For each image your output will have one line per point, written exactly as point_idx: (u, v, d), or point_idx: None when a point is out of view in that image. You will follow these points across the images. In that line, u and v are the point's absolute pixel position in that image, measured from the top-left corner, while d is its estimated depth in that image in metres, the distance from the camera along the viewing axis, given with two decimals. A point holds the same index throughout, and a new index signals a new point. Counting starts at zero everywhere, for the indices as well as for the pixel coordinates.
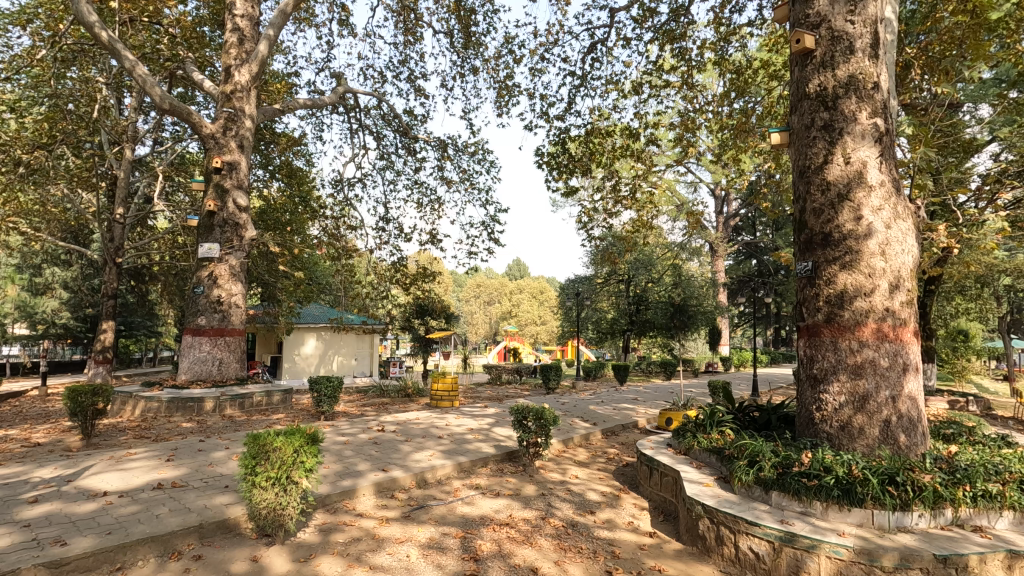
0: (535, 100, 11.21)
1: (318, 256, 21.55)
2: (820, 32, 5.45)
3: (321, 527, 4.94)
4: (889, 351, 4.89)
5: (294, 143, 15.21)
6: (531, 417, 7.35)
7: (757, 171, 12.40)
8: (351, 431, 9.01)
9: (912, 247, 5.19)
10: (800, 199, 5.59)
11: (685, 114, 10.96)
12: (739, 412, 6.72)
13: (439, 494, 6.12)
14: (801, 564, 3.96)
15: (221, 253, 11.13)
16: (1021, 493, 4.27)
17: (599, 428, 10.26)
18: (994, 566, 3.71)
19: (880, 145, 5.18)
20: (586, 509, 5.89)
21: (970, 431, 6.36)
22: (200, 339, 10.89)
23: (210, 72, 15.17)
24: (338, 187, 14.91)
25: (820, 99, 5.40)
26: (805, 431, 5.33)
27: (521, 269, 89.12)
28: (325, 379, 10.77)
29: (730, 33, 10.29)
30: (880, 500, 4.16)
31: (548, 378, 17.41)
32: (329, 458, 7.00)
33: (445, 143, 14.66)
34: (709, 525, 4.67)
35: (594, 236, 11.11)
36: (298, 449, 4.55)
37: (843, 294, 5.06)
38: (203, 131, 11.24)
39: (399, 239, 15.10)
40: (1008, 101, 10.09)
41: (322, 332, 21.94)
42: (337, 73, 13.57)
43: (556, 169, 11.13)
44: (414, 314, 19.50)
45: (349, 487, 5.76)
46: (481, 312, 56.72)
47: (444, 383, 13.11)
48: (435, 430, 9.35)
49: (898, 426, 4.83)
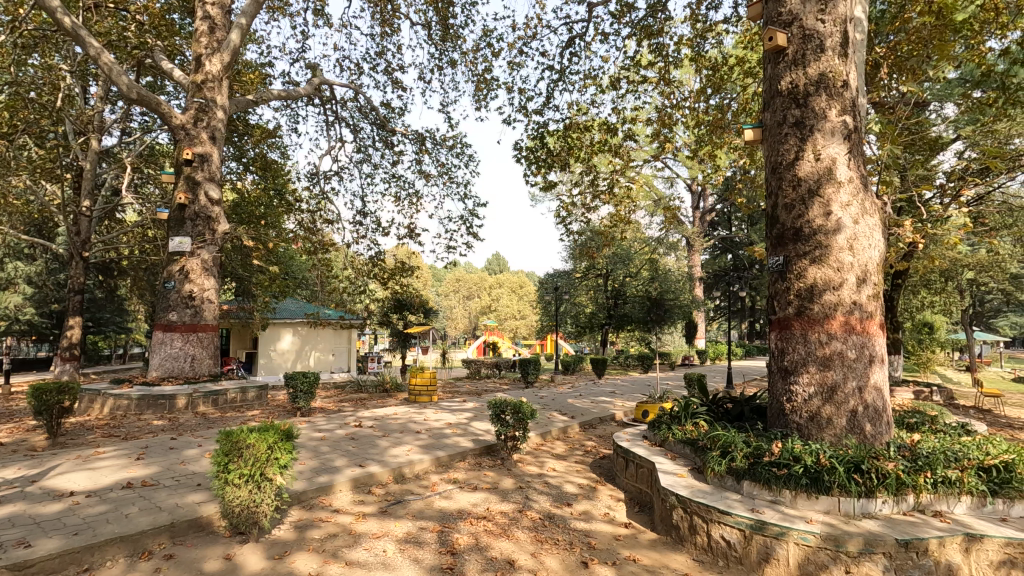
0: (513, 93, 11.26)
1: (294, 250, 21.25)
2: (792, 30, 5.55)
3: (296, 524, 4.89)
4: (856, 343, 5.03)
5: (269, 135, 14.93)
6: (509, 411, 7.39)
7: (733, 166, 12.56)
8: (329, 427, 8.93)
9: (879, 242, 5.34)
10: (772, 195, 5.68)
11: (662, 109, 11.07)
12: (713, 404, 6.83)
13: (417, 489, 6.11)
14: (770, 551, 4.06)
15: (193, 247, 10.89)
16: (978, 478, 4.45)
17: (577, 422, 10.36)
18: (952, 549, 3.86)
19: (849, 142, 5.30)
20: (563, 501, 5.94)
21: (932, 420, 6.59)
22: (172, 335, 10.65)
23: (180, 61, 14.73)
24: (315, 180, 14.63)
25: (792, 96, 5.49)
26: (776, 422, 5.46)
27: (500, 263, 88.84)
28: (301, 374, 10.63)
29: (706, 30, 10.42)
30: (846, 487, 4.29)
31: (526, 372, 17.46)
32: (305, 455, 6.92)
33: (423, 136, 14.45)
34: (683, 515, 4.76)
35: (573, 231, 11.15)
36: (272, 446, 4.49)
37: (813, 288, 5.18)
38: (173, 122, 10.95)
39: (376, 233, 14.82)
40: (972, 101, 10.35)
41: (298, 328, 21.64)
42: (313, 64, 13.31)
43: (535, 163, 11.13)
44: (392, 309, 19.41)
45: (326, 483, 5.72)
46: (460, 306, 56.48)
47: (422, 378, 13.08)
48: (413, 425, 9.33)
49: (864, 416, 4.98)
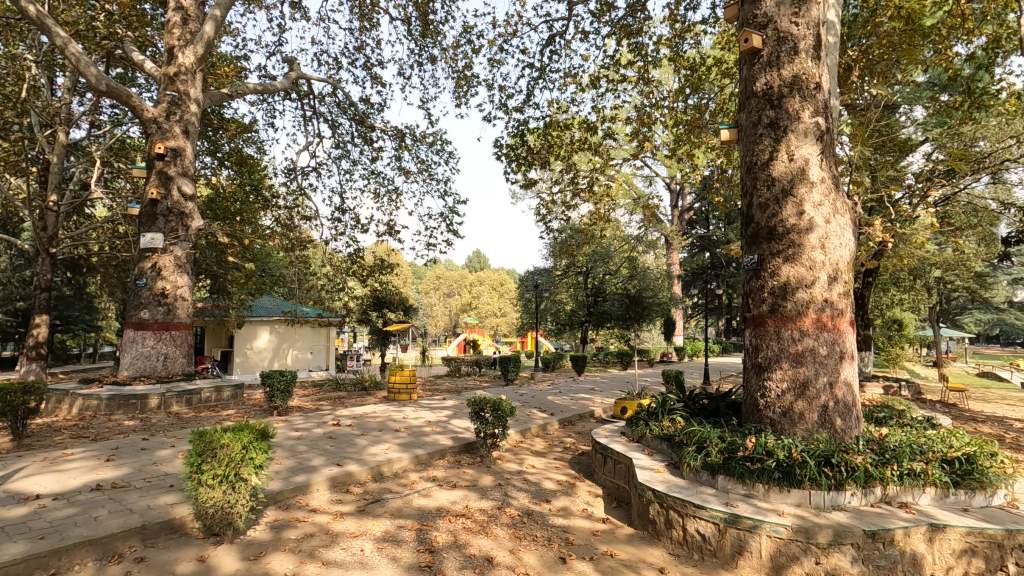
0: (494, 91, 11.19)
1: (271, 247, 20.89)
2: (767, 32, 5.64)
3: (272, 525, 4.83)
4: (828, 340, 5.16)
5: (244, 130, 14.63)
6: (488, 409, 7.39)
7: (710, 165, 12.72)
8: (306, 426, 8.84)
9: (849, 241, 5.47)
10: (747, 194, 5.78)
11: (641, 109, 11.16)
12: (689, 400, 6.94)
13: (396, 487, 6.08)
14: (743, 544, 4.15)
15: (166, 243, 10.64)
16: (941, 470, 4.59)
17: (556, 418, 10.43)
18: (917, 539, 3.99)
19: (821, 142, 5.42)
20: (541, 497, 5.97)
21: (899, 415, 6.79)
22: (144, 333, 10.42)
23: (152, 52, 14.35)
24: (292, 176, 14.39)
25: (766, 97, 5.59)
26: (750, 418, 5.56)
27: (480, 261, 88.71)
28: (278, 373, 10.50)
29: (685, 30, 10.53)
30: (817, 480, 4.40)
31: (506, 370, 17.49)
32: (282, 454, 6.83)
33: (403, 132, 14.31)
34: (659, 510, 4.82)
35: (553, 228, 11.19)
36: (247, 446, 4.42)
37: (786, 286, 5.29)
38: (145, 115, 10.68)
39: (355, 230, 14.64)
40: (939, 104, 10.64)
41: (275, 326, 21.38)
42: (290, 58, 13.10)
43: (515, 161, 11.13)
44: (371, 307, 19.27)
45: (302, 483, 5.65)
46: (441, 304, 56.41)
47: (401, 376, 13.02)
48: (393, 423, 9.30)
49: (835, 411, 5.11)
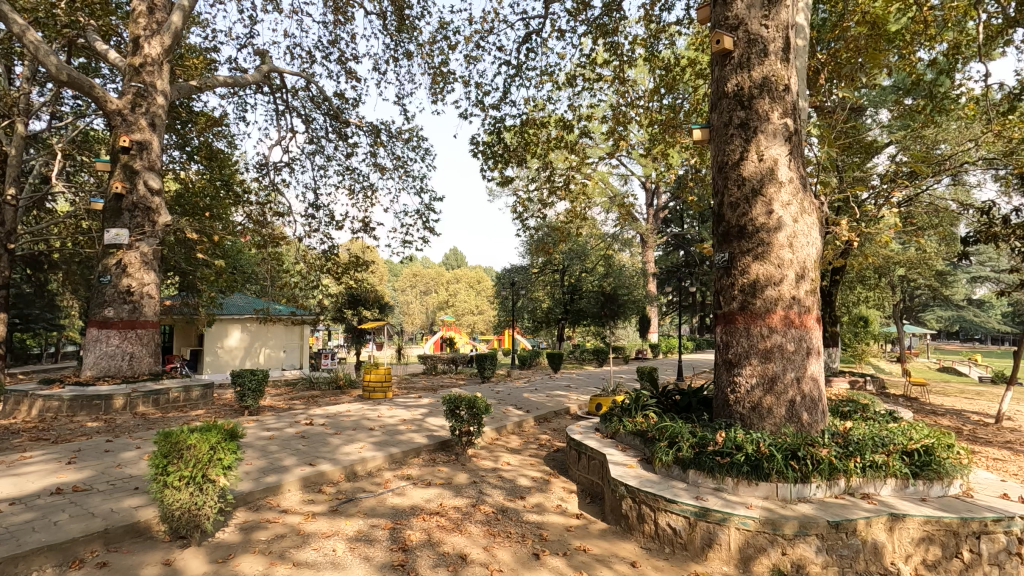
0: (470, 88, 11.11)
1: (242, 244, 20.47)
2: (738, 34, 5.73)
3: (241, 526, 4.74)
4: (795, 336, 5.29)
5: (214, 124, 14.27)
6: (464, 407, 7.38)
7: (684, 165, 12.89)
8: (279, 426, 8.70)
9: (816, 240, 5.61)
10: (718, 193, 5.87)
11: (617, 108, 11.24)
12: (662, 396, 7.04)
13: (369, 486, 6.03)
14: (713, 536, 4.23)
15: (131, 239, 10.32)
16: (902, 462, 4.75)
17: (532, 415, 10.47)
18: (878, 528, 4.12)
19: (790, 143, 5.55)
20: (516, 494, 6.00)
21: (863, 409, 7.00)
22: (108, 332, 10.11)
23: (116, 42, 13.90)
24: (264, 171, 14.11)
25: (737, 98, 5.68)
26: (720, 413, 5.66)
27: (457, 258, 88.37)
28: (249, 372, 10.30)
29: (660, 31, 10.64)
30: (784, 473, 4.51)
31: (483, 367, 17.43)
32: (252, 454, 6.70)
33: (378, 128, 14.15)
34: (632, 505, 4.87)
35: (529, 226, 11.19)
36: (215, 446, 4.32)
37: (756, 283, 5.40)
38: (108, 106, 10.33)
39: (330, 227, 14.47)
40: (904, 107, 10.96)
41: (247, 324, 21.00)
42: (261, 50, 12.83)
43: (492, 158, 11.13)
44: (346, 305, 19.05)
45: (274, 483, 5.57)
46: (417, 301, 56.08)
47: (376, 374, 12.89)
48: (367, 422, 9.22)
49: (802, 405, 5.24)
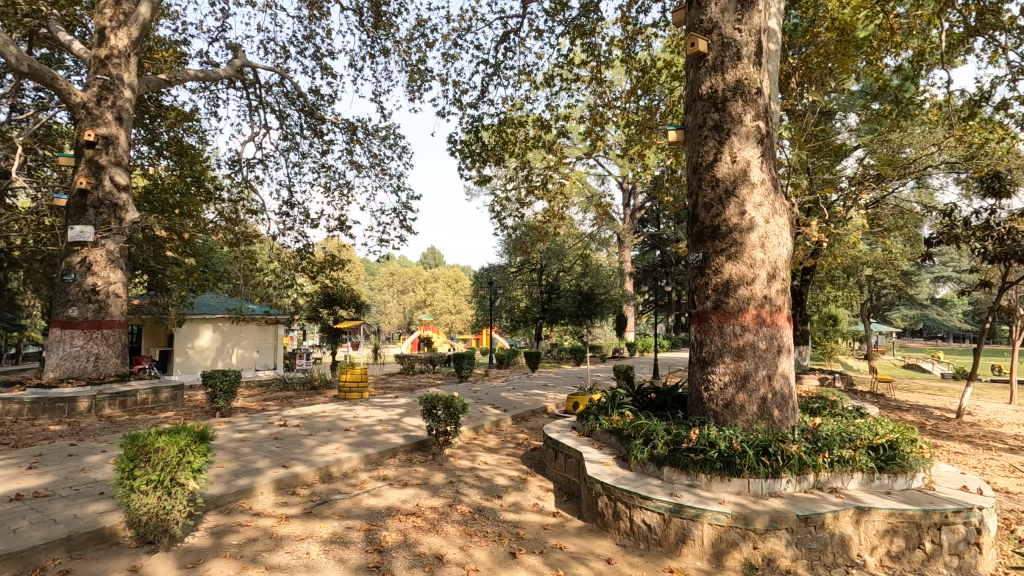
0: (448, 86, 11.03)
1: (214, 242, 20.02)
2: (712, 37, 5.82)
3: (212, 530, 4.64)
4: (766, 334, 5.40)
5: (185, 118, 13.91)
6: (441, 406, 7.33)
7: (660, 166, 13.03)
8: (251, 427, 8.53)
9: (787, 240, 5.73)
10: (693, 194, 5.95)
11: (595, 108, 11.31)
12: (637, 394, 7.11)
13: (345, 488, 5.96)
14: (687, 532, 4.29)
15: (97, 237, 9.98)
16: (869, 456, 4.88)
17: (509, 414, 10.48)
18: (845, 521, 4.23)
19: (762, 145, 5.66)
20: (493, 493, 5.99)
21: (832, 405, 7.18)
22: (73, 332, 9.79)
23: (81, 33, 13.45)
24: (237, 167, 13.81)
25: (711, 100, 5.77)
26: (694, 410, 5.74)
27: (435, 257, 87.89)
28: (220, 372, 10.08)
29: (636, 32, 10.75)
30: (756, 469, 4.60)
31: (461, 366, 17.37)
32: (224, 457, 6.57)
33: (355, 125, 13.97)
34: (607, 502, 4.91)
35: (507, 225, 11.18)
36: (184, 449, 4.21)
37: (729, 283, 5.49)
38: (72, 99, 10.00)
39: (305, 225, 14.24)
40: (871, 112, 11.28)
41: (219, 324, 20.57)
42: (234, 44, 12.55)
43: (469, 157, 11.09)
44: (321, 304, 18.81)
45: (246, 486, 5.47)
46: (395, 301, 55.62)
47: (352, 374, 12.73)
48: (342, 422, 9.11)
49: (772, 402, 5.35)
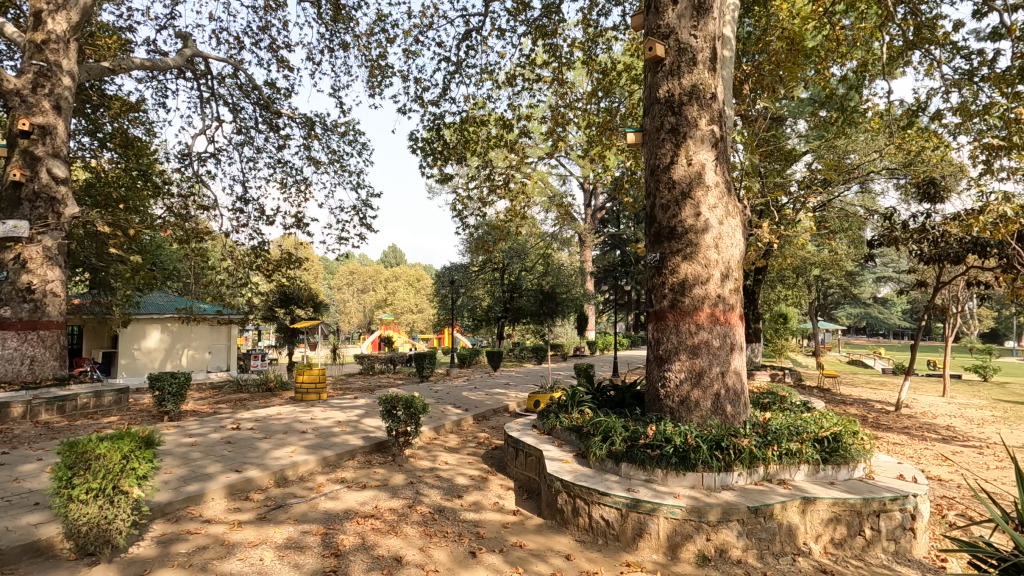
0: (408, 83, 10.91)
1: (162, 239, 19.17)
2: (669, 42, 5.95)
3: (159, 539, 4.45)
4: (720, 332, 5.57)
5: (130, 109, 13.24)
6: (401, 407, 7.24)
7: (620, 167, 13.23)
8: (202, 431, 8.22)
9: (740, 241, 5.92)
10: (650, 195, 6.08)
11: (556, 108, 11.39)
12: (597, 392, 7.21)
13: (301, 491, 5.82)
14: (643, 526, 4.39)
15: (32, 232, 9.38)
16: (814, 448, 5.10)
17: (471, 414, 10.46)
18: (792, 511, 4.41)
19: (716, 149, 5.83)
20: (453, 493, 5.97)
21: (782, 400, 7.47)
22: (5, 333, 9.23)
23: (15, 15, 12.63)
24: (187, 161, 13.26)
25: (668, 104, 5.90)
26: (651, 407, 5.87)
27: (396, 256, 86.72)
28: (169, 375, 9.68)
29: (597, 35, 10.89)
30: (709, 463, 4.75)
31: (422, 366, 17.20)
32: (172, 463, 6.30)
33: (312, 120, 13.62)
34: (567, 499, 4.96)
35: (469, 225, 11.14)
36: (128, 455, 4.02)
37: (684, 282, 5.64)
38: (5, 85, 9.38)
39: (260, 222, 13.77)
40: (819, 119, 11.76)
41: (168, 324, 19.80)
42: (183, 33, 12.03)
43: (431, 155, 11.01)
44: (277, 304, 18.32)
45: (195, 493, 5.27)
46: (354, 300, 54.65)
47: (310, 375, 12.45)
48: (299, 424, 8.88)
49: (725, 398, 5.53)
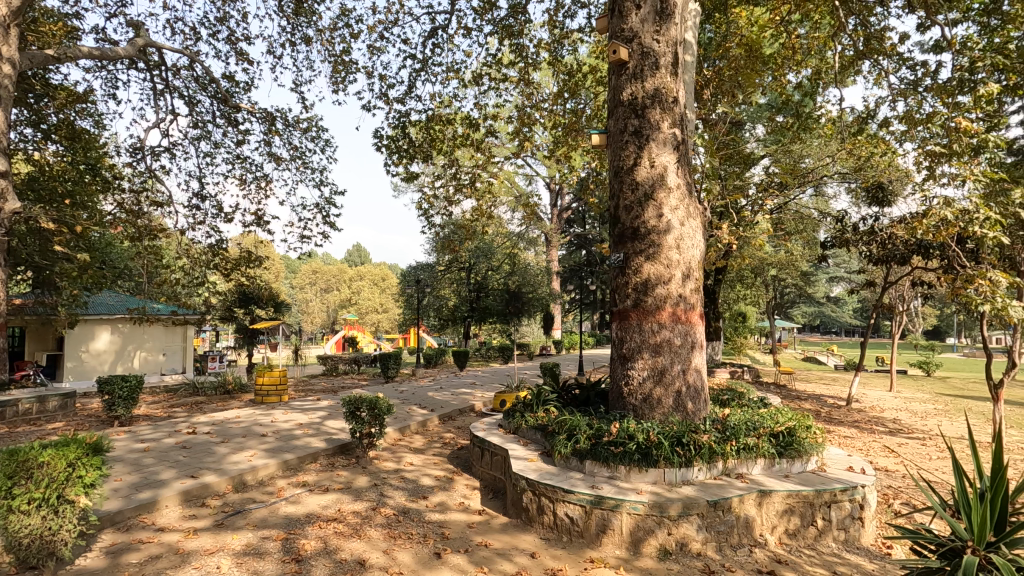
0: (373, 79, 10.75)
1: (112, 236, 18.36)
2: (633, 46, 6.04)
3: (108, 550, 4.27)
4: (681, 331, 5.71)
5: (77, 100, 12.62)
6: (364, 408, 7.13)
7: (586, 168, 13.37)
8: (155, 436, 7.92)
9: (700, 242, 6.07)
10: (614, 196, 6.17)
11: (523, 109, 11.42)
12: (562, 391, 7.26)
13: (260, 496, 5.67)
14: (607, 522, 4.45)
15: None
16: (770, 443, 5.28)
17: (436, 414, 10.40)
18: (749, 504, 4.55)
19: (678, 152, 5.95)
20: (419, 494, 5.93)
21: (740, 397, 7.70)
22: None
23: None
24: (139, 156, 12.72)
25: (632, 107, 6.00)
26: (615, 405, 5.95)
27: (361, 255, 85.35)
28: (119, 378, 9.28)
29: (563, 36, 10.97)
30: (670, 459, 4.85)
31: (388, 367, 16.99)
32: (122, 469, 6.06)
33: (273, 116, 13.24)
34: (532, 498, 4.98)
35: (435, 224, 11.06)
36: (74, 463, 3.85)
37: (647, 282, 5.75)
38: None
39: (218, 219, 13.31)
40: (776, 124, 12.16)
41: (119, 325, 19.01)
42: (135, 21, 11.52)
43: (396, 153, 10.89)
44: (236, 304, 17.80)
45: (148, 500, 5.08)
46: (317, 300, 53.56)
47: (270, 377, 12.12)
48: (259, 427, 8.67)
49: (686, 395, 5.66)
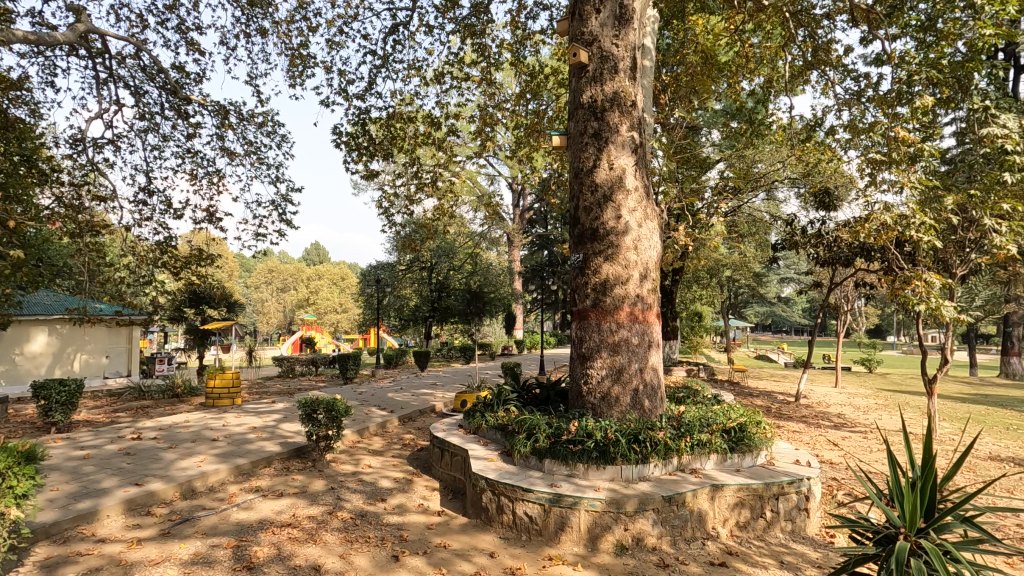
0: (332, 74, 10.50)
1: (50, 232, 17.34)
2: (592, 49, 6.13)
3: (42, 564, 4.03)
4: (638, 330, 5.82)
5: (11, 87, 11.84)
6: (321, 410, 6.97)
7: (548, 168, 13.47)
8: (96, 443, 7.53)
9: (657, 243, 6.19)
10: (574, 197, 6.23)
11: (485, 108, 11.41)
12: (522, 391, 7.29)
13: (210, 503, 5.47)
14: (566, 520, 4.50)
15: None
16: (722, 438, 5.45)
17: (396, 415, 10.28)
18: (702, 498, 4.68)
19: (636, 154, 6.07)
20: (377, 497, 5.84)
21: (695, 394, 7.89)
22: None
23: None
24: (80, 147, 12.04)
25: (591, 109, 6.09)
26: (574, 404, 6.02)
27: (319, 254, 83.41)
28: (56, 383, 8.77)
29: (525, 37, 11.02)
30: (627, 456, 4.95)
31: (346, 368, 16.66)
32: (59, 478, 5.73)
33: (226, 109, 12.76)
34: (491, 497, 4.98)
35: (395, 222, 10.93)
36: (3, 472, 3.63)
37: (606, 283, 5.84)
38: None
39: (167, 215, 12.73)
40: (730, 129, 12.55)
41: (57, 326, 18.02)
42: (76, 6, 10.90)
43: (356, 150, 10.64)
44: (186, 303, 17.11)
45: (88, 510, 4.83)
46: (273, 300, 52.02)
47: (222, 379, 11.69)
48: (210, 432, 8.36)
49: (643, 393, 5.78)
